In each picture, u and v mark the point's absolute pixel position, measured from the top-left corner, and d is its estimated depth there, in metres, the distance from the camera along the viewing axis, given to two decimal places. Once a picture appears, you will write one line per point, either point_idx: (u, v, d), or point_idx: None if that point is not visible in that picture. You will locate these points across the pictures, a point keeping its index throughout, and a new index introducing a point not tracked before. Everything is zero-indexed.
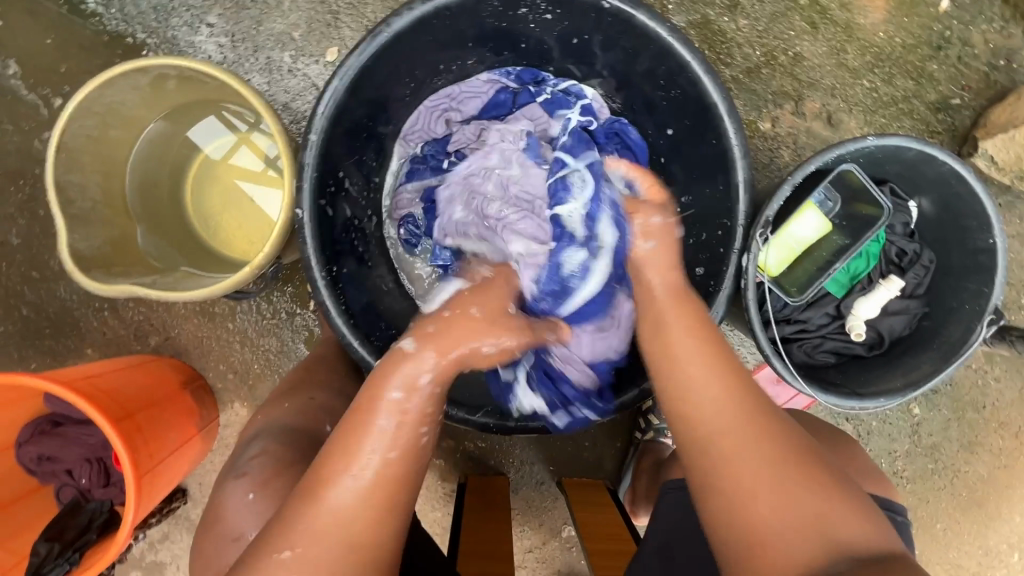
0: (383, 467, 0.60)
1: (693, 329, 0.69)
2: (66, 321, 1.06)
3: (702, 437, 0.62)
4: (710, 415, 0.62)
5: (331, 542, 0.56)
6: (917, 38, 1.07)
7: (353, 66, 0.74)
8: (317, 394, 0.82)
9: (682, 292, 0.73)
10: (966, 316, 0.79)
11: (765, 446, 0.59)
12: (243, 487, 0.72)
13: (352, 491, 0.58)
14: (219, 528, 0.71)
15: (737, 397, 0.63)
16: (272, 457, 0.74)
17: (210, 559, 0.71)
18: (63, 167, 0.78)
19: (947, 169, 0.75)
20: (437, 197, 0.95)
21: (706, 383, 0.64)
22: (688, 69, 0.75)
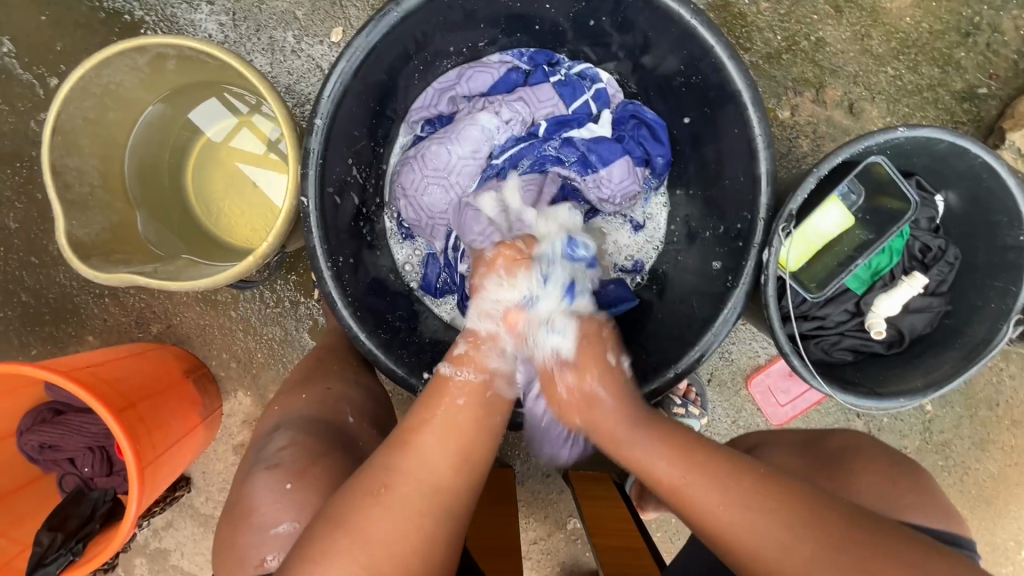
0: (452, 425, 0.65)
1: (639, 425, 0.70)
2: (66, 308, 1.04)
3: (729, 543, 0.60)
4: (725, 519, 0.61)
5: (418, 486, 0.60)
6: (945, 24, 1.02)
7: (361, 47, 0.70)
8: (334, 385, 0.79)
9: (651, 418, 0.71)
10: (990, 315, 0.77)
11: (785, 529, 0.58)
12: (278, 478, 0.66)
13: (428, 457, 0.62)
14: (251, 521, 0.65)
15: (724, 479, 0.63)
16: (302, 449, 0.69)
17: (240, 556, 0.64)
18: (60, 150, 0.75)
19: (979, 162, 0.72)
20: (412, 172, 0.88)
21: (707, 498, 0.62)
22: (711, 53, 0.72)
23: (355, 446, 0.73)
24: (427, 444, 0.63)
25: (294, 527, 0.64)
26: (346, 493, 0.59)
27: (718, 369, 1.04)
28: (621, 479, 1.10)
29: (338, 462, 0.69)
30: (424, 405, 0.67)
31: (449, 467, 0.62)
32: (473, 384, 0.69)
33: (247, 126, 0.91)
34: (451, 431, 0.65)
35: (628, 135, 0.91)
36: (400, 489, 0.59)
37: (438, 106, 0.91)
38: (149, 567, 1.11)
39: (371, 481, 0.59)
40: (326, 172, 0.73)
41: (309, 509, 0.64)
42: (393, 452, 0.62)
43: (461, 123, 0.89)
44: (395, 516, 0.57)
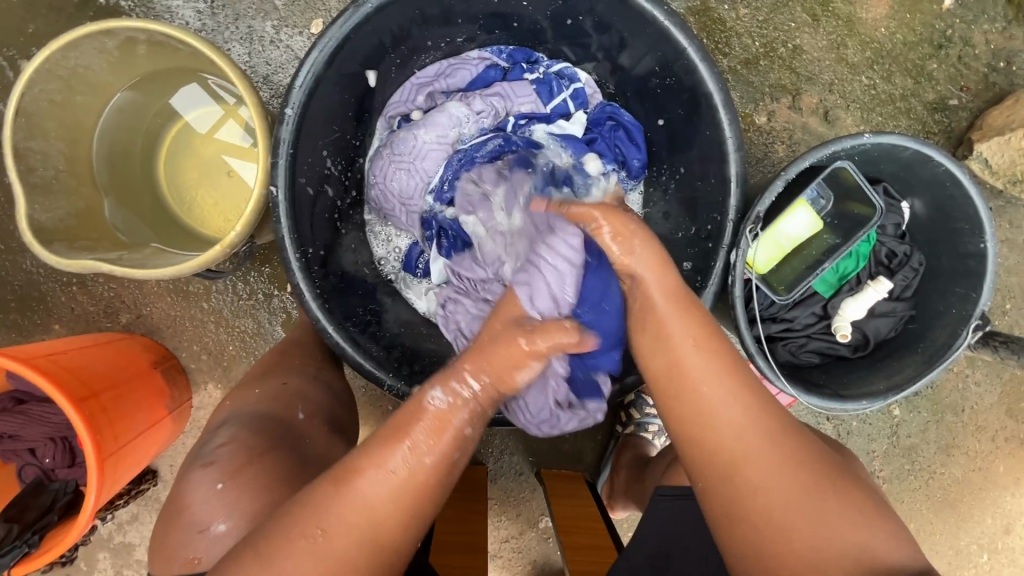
0: (405, 475, 0.55)
1: (700, 340, 0.61)
2: (32, 295, 1.02)
3: (726, 458, 0.57)
4: (731, 431, 0.57)
5: (354, 543, 0.53)
6: (918, 36, 1.05)
7: (334, 38, 0.70)
8: (291, 379, 0.79)
9: (695, 312, 0.63)
10: (952, 320, 0.78)
11: (774, 453, 0.56)
12: (211, 476, 0.66)
13: (372, 509, 0.54)
14: (184, 519, 0.64)
15: (759, 416, 0.58)
16: (241, 445, 0.69)
17: (173, 555, 0.64)
18: (23, 133, 0.73)
19: (943, 170, 0.74)
20: (381, 160, 0.88)
21: (721, 398, 0.58)
22: (684, 55, 0.73)
23: (301, 441, 0.72)
24: (371, 492, 0.54)
25: (223, 528, 0.63)
26: (273, 529, 0.53)
27: None
28: (594, 478, 1.10)
29: (278, 459, 0.68)
30: (387, 433, 0.57)
31: (395, 522, 0.54)
32: (441, 417, 0.57)
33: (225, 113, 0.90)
34: (402, 484, 0.55)
35: (604, 138, 0.91)
36: (336, 538, 0.52)
37: (416, 101, 0.90)
38: (112, 562, 1.09)
39: (305, 524, 0.52)
40: (297, 163, 0.73)
41: (239, 510, 0.63)
42: (333, 492, 0.54)
43: (432, 113, 0.88)
44: (321, 565, 0.52)
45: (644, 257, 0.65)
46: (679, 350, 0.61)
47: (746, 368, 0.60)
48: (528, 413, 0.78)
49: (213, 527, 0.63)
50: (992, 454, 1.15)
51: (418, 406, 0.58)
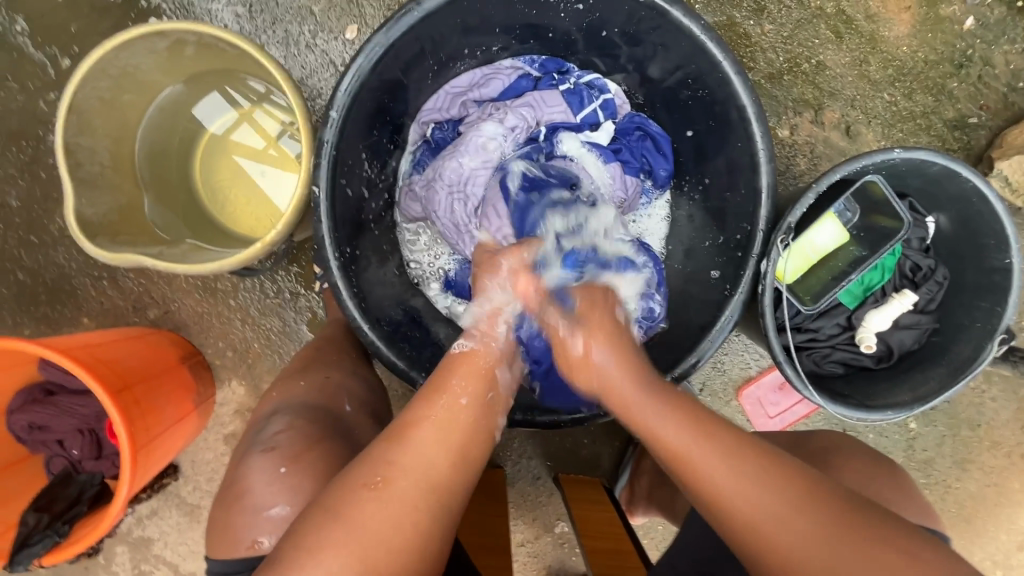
0: (450, 420, 0.60)
1: (673, 414, 0.64)
2: (63, 289, 1.04)
3: (743, 526, 0.58)
4: (728, 489, 0.58)
5: (415, 482, 0.55)
6: (940, 54, 1.07)
7: (380, 44, 0.72)
8: (332, 372, 0.80)
9: (653, 379, 0.67)
10: (977, 334, 0.79)
11: (791, 516, 0.56)
12: (273, 461, 0.67)
13: (426, 451, 0.57)
14: (245, 503, 0.65)
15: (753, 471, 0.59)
16: (299, 433, 0.70)
17: (234, 537, 0.64)
18: (73, 129, 0.75)
19: (970, 187, 0.75)
20: (432, 192, 0.90)
21: (710, 467, 0.60)
22: (719, 68, 0.74)
23: (351, 433, 0.73)
24: (425, 437, 0.58)
25: (285, 511, 0.64)
26: (337, 486, 0.55)
27: (711, 379, 1.05)
28: (611, 484, 1.11)
29: (331, 447, 0.69)
30: (425, 393, 0.62)
31: (450, 462, 0.57)
32: (469, 361, 0.66)
33: (252, 116, 0.91)
34: (449, 427, 0.59)
35: (634, 147, 0.93)
36: (398, 483, 0.55)
37: (450, 110, 0.93)
38: (130, 556, 1.10)
39: (367, 472, 0.55)
40: (338, 164, 0.74)
41: (302, 497, 0.64)
42: (390, 443, 0.57)
43: (470, 136, 0.90)
44: (388, 507, 0.53)
45: (607, 347, 0.68)
46: (654, 423, 0.64)
47: (731, 440, 0.61)
48: (557, 415, 0.79)
49: (275, 510, 0.64)
50: (1008, 469, 1.15)
51: (454, 364, 0.66)
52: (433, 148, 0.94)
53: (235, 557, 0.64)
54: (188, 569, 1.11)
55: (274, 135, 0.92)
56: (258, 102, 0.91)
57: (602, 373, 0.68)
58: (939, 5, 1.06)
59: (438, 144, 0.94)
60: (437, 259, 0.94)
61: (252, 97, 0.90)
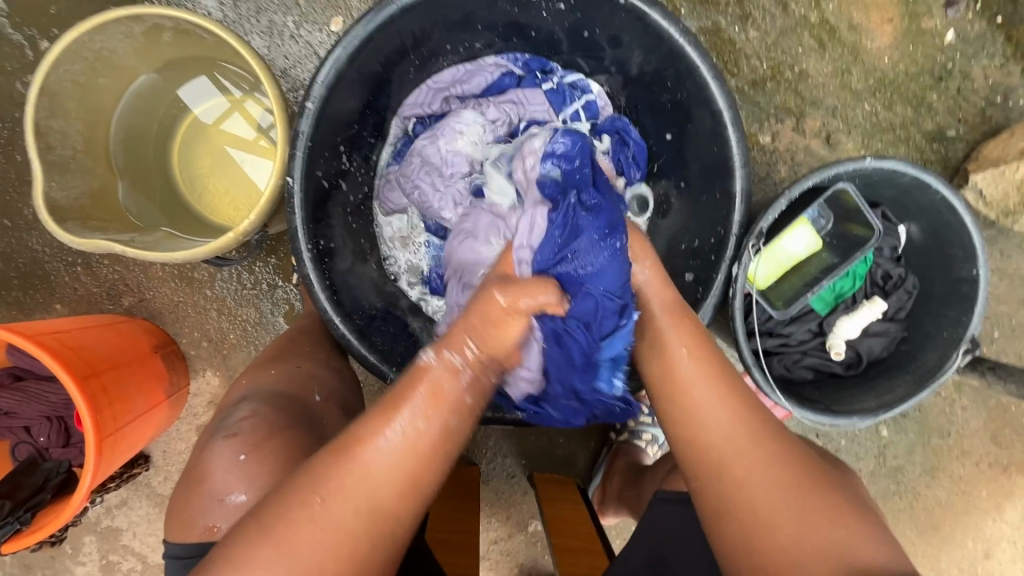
0: (406, 449, 0.56)
1: (693, 351, 0.65)
2: (36, 274, 1.02)
3: (716, 454, 0.59)
4: (716, 422, 0.61)
5: (358, 510, 0.53)
6: (920, 67, 1.08)
7: (358, 36, 0.71)
8: (304, 363, 0.80)
9: (685, 315, 0.68)
10: (943, 343, 0.80)
11: (765, 459, 0.58)
12: (234, 447, 0.66)
13: (373, 478, 0.54)
14: (204, 488, 0.65)
15: (745, 416, 0.61)
16: (262, 420, 0.69)
17: (191, 521, 0.64)
18: (45, 111, 0.74)
19: (940, 198, 0.76)
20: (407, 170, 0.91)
21: (705, 399, 0.62)
22: (696, 72, 0.75)
23: (317, 422, 0.73)
24: (375, 461, 0.55)
25: (244, 499, 0.64)
26: (277, 506, 0.53)
27: None
28: (585, 483, 1.11)
29: (293, 436, 0.69)
30: (379, 409, 0.57)
31: (396, 492, 0.55)
32: (435, 384, 0.58)
33: (242, 105, 0.91)
34: (401, 454, 0.56)
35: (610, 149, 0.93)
36: (338, 512, 0.53)
37: (431, 105, 0.93)
38: (98, 546, 1.09)
39: (307, 492, 0.53)
40: (314, 156, 0.74)
41: (261, 486, 0.64)
42: (336, 466, 0.54)
43: (447, 120, 0.91)
44: (327, 534, 0.52)
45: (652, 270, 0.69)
46: (673, 349, 0.66)
47: (734, 372, 0.64)
48: None
49: (234, 498, 0.64)
50: (976, 478, 1.17)
51: (421, 372, 0.59)
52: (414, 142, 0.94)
53: (190, 542, 0.64)
54: (158, 560, 1.10)
55: (264, 126, 0.91)
56: (249, 92, 0.90)
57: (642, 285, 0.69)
58: (921, 18, 1.07)
59: (413, 132, 0.94)
60: (415, 254, 0.93)
61: (242, 86, 0.90)
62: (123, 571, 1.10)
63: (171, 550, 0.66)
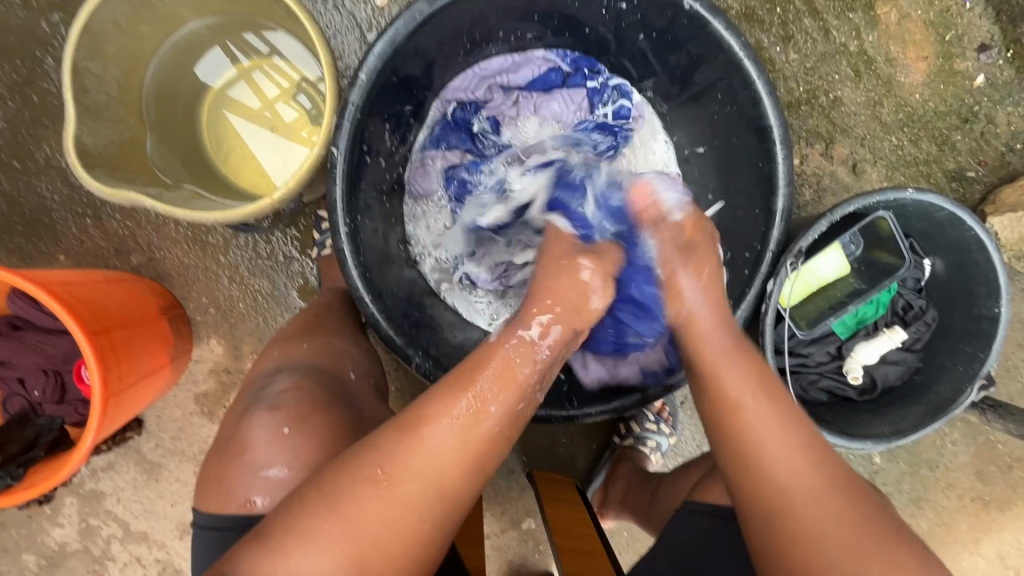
0: (485, 435, 0.57)
1: (757, 389, 0.63)
2: (41, 222, 0.98)
3: (778, 499, 0.58)
4: (776, 461, 0.59)
5: (423, 485, 0.54)
6: (948, 106, 1.10)
7: (421, 12, 0.71)
8: (336, 340, 0.79)
9: (740, 345, 0.66)
10: (957, 377, 0.82)
11: (827, 501, 0.56)
12: (278, 420, 0.65)
13: (438, 453, 0.55)
14: (243, 459, 0.63)
15: (814, 460, 0.59)
16: (305, 394, 0.68)
17: (227, 493, 0.62)
18: (84, 51, 0.71)
19: (972, 235, 0.77)
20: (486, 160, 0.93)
21: (766, 432, 0.61)
22: (751, 87, 0.75)
23: (353, 402, 0.72)
24: (439, 441, 0.55)
25: (286, 473, 0.62)
26: (343, 485, 0.53)
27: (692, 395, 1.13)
28: (584, 485, 1.11)
29: (337, 413, 0.68)
30: (445, 389, 0.58)
31: (460, 469, 0.55)
32: (505, 363, 0.60)
33: (256, 69, 0.88)
34: (470, 433, 0.56)
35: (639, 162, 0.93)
36: (405, 486, 0.54)
37: (475, 92, 0.92)
38: (80, 508, 1.06)
39: (373, 463, 0.54)
40: (360, 129, 0.73)
41: (303, 459, 0.63)
42: (404, 438, 0.55)
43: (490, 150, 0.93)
44: (391, 508, 0.53)
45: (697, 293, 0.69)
46: (733, 385, 0.64)
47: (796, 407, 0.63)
48: (550, 410, 0.79)
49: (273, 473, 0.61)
50: (959, 511, 1.21)
51: (494, 348, 0.61)
52: (453, 127, 0.92)
53: (227, 515, 0.62)
54: (140, 528, 1.07)
55: (271, 98, 0.88)
56: (259, 61, 0.87)
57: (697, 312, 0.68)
58: (954, 59, 1.09)
59: (474, 131, 0.93)
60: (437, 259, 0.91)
61: (253, 55, 0.87)
62: (102, 536, 1.07)
63: (202, 521, 0.63)
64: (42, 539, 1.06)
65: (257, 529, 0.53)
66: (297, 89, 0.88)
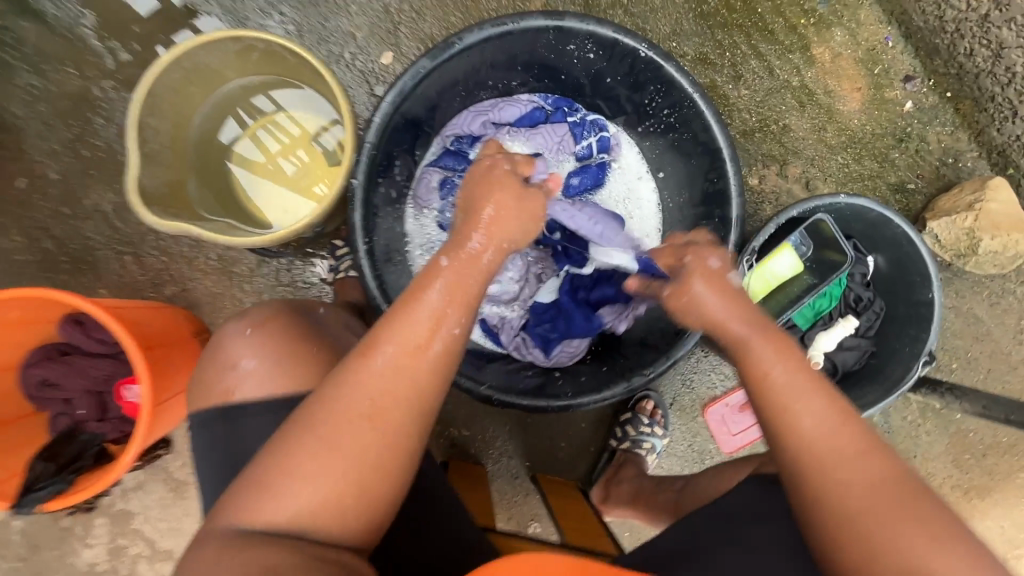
0: (450, 352, 0.65)
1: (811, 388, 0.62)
2: (85, 260, 1.10)
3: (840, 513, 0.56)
4: (829, 457, 0.58)
5: (394, 405, 0.61)
6: (884, 129, 1.26)
7: (425, 67, 0.85)
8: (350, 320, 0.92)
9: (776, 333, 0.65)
10: (906, 358, 0.93)
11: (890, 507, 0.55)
12: (242, 322, 0.79)
13: (392, 373, 0.62)
14: (218, 358, 0.77)
15: (876, 469, 0.57)
16: (272, 305, 0.82)
17: (207, 385, 0.77)
18: (146, 109, 0.85)
19: (901, 232, 0.90)
20: None
21: (817, 436, 0.59)
22: (702, 116, 0.89)
23: (313, 317, 0.85)
24: (389, 361, 0.62)
25: (251, 362, 0.76)
26: (316, 416, 0.61)
27: (680, 395, 1.23)
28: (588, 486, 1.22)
29: (293, 319, 0.82)
30: (394, 316, 0.65)
31: (421, 389, 0.63)
32: (456, 282, 0.67)
33: (283, 119, 1.01)
34: (417, 352, 0.63)
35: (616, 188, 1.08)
36: (388, 416, 0.61)
37: (470, 127, 1.05)
38: (109, 528, 1.12)
39: (345, 398, 0.61)
40: (374, 163, 0.86)
41: (265, 348, 0.77)
42: (361, 362, 0.62)
43: None
44: (368, 432, 0.60)
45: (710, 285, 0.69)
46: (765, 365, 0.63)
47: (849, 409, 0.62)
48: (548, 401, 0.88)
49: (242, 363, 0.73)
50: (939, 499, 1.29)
51: (432, 273, 0.68)
52: (451, 156, 1.05)
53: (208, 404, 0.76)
54: (166, 546, 1.13)
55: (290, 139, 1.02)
56: (283, 110, 1.01)
57: (783, 387, 0.62)
58: (884, 89, 1.26)
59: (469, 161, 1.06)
60: None
61: (281, 108, 1.01)
62: (130, 555, 1.13)
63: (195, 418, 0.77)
64: (72, 560, 1.12)
65: (252, 469, 0.61)
66: (309, 133, 1.01)
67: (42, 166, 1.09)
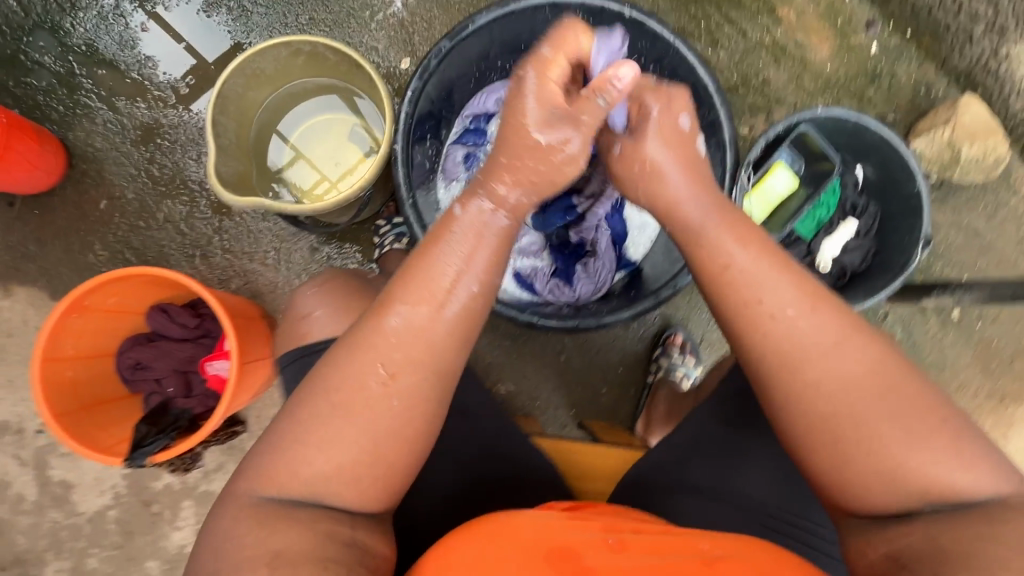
0: (466, 310, 0.64)
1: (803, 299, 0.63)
2: (161, 265, 1.25)
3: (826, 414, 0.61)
4: (819, 367, 0.61)
5: (415, 368, 0.62)
6: (856, 71, 1.38)
7: (446, 47, 1.00)
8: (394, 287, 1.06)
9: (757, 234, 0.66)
10: (905, 246, 1.02)
11: (869, 404, 0.60)
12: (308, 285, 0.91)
13: (410, 334, 0.62)
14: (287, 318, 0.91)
15: (867, 374, 0.61)
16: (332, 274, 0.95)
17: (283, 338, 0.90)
18: (218, 110, 1.01)
19: (880, 136, 1.00)
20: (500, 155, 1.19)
21: (809, 350, 0.62)
22: (686, 59, 1.02)
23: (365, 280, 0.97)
24: (408, 321, 0.62)
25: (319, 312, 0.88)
26: (338, 384, 0.61)
27: (707, 331, 1.31)
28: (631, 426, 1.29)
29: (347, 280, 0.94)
30: (409, 275, 0.64)
31: (445, 349, 0.63)
32: (479, 233, 0.66)
33: (326, 121, 1.19)
34: (436, 314, 0.63)
35: None
36: (404, 378, 0.62)
37: (486, 105, 1.18)
38: (195, 510, 1.21)
39: (366, 363, 0.61)
40: (409, 132, 1.01)
41: (330, 300, 0.89)
42: (376, 324, 0.62)
43: None
44: (392, 397, 0.61)
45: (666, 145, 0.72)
46: (749, 282, 0.65)
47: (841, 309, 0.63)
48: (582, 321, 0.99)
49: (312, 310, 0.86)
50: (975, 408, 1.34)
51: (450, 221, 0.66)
52: (471, 134, 1.20)
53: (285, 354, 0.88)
54: None
55: (332, 136, 1.19)
56: (326, 113, 1.18)
57: (748, 277, 0.64)
58: (849, 37, 1.38)
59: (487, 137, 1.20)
60: None
61: (324, 111, 1.18)
62: None
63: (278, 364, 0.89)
64: (164, 543, 1.21)
65: (273, 435, 0.63)
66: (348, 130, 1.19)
67: (120, 188, 1.25)
